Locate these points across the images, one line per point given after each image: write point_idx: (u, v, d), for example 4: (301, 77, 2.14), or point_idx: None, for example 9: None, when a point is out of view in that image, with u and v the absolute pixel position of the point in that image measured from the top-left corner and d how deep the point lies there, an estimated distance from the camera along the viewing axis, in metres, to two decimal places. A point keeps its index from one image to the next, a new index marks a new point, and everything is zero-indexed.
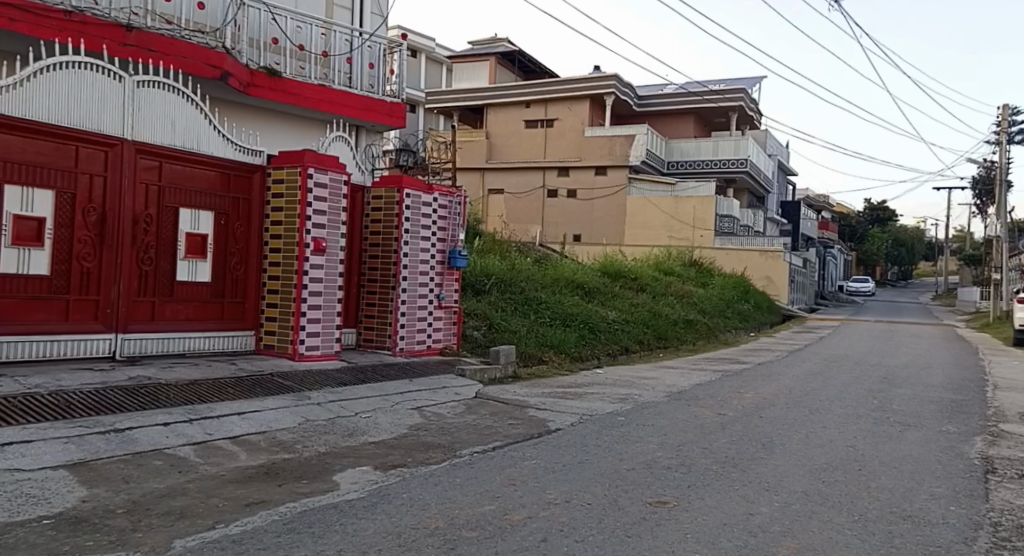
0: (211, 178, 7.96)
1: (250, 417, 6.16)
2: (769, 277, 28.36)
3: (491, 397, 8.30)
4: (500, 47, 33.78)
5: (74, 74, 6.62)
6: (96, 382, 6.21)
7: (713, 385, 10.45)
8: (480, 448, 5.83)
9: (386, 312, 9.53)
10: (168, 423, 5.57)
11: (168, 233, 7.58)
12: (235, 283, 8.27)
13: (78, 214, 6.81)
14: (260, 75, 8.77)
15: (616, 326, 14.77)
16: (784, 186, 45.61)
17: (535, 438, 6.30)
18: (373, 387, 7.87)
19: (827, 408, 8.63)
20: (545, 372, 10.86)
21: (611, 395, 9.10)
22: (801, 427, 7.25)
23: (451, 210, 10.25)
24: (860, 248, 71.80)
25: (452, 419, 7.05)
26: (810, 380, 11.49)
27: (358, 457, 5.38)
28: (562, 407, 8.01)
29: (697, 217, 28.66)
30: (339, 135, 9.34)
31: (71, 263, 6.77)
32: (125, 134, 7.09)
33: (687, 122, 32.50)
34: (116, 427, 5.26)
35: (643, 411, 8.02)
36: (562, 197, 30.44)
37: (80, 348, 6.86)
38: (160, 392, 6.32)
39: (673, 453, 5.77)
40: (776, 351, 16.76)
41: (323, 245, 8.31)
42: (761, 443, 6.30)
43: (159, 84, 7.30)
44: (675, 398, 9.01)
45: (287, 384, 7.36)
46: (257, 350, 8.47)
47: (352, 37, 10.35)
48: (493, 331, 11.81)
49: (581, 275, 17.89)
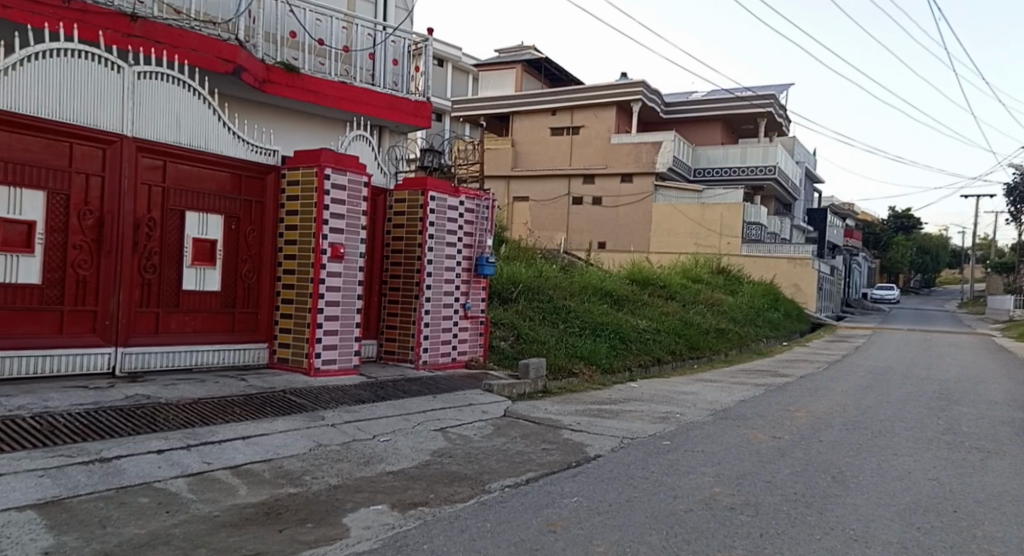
0: (221, 179, 7.39)
1: (255, 442, 5.53)
2: (798, 286, 27.37)
3: (521, 416, 7.61)
4: (527, 55, 33.35)
5: (69, 62, 6.10)
6: (87, 404, 5.63)
7: (758, 402, 9.65)
8: (513, 481, 5.14)
9: (408, 323, 8.91)
10: (162, 451, 4.99)
11: (173, 238, 7.00)
12: (247, 292, 7.67)
13: (73, 217, 6.27)
14: (277, 71, 8.23)
15: (648, 336, 14.00)
16: (810, 193, 44.64)
17: (574, 468, 5.59)
18: (395, 406, 7.21)
19: (890, 430, 7.79)
20: (577, 386, 10.13)
21: (650, 413, 8.35)
22: (870, 454, 6.45)
23: (479, 214, 9.58)
24: (886, 255, 70.28)
25: (481, 442, 6.36)
26: (860, 396, 10.63)
27: (375, 492, 4.71)
28: (599, 428, 7.28)
29: (724, 224, 27.56)
30: (359, 134, 8.60)
31: (66, 271, 6.23)
32: (125, 129, 6.54)
33: (716, 129, 31.61)
34: (101, 456, 4.69)
35: (689, 433, 7.27)
36: (587, 204, 29.72)
37: (75, 364, 6.33)
38: (159, 414, 5.71)
39: (734, 488, 5.03)
40: (815, 362, 15.84)
41: (341, 251, 7.67)
42: (833, 476, 5.53)
43: (163, 76, 6.76)
44: (721, 417, 8.26)
45: (300, 403, 6.72)
46: (271, 364, 7.87)
47: (376, 31, 9.67)
48: (520, 342, 11.12)
49: (609, 282, 17.20)
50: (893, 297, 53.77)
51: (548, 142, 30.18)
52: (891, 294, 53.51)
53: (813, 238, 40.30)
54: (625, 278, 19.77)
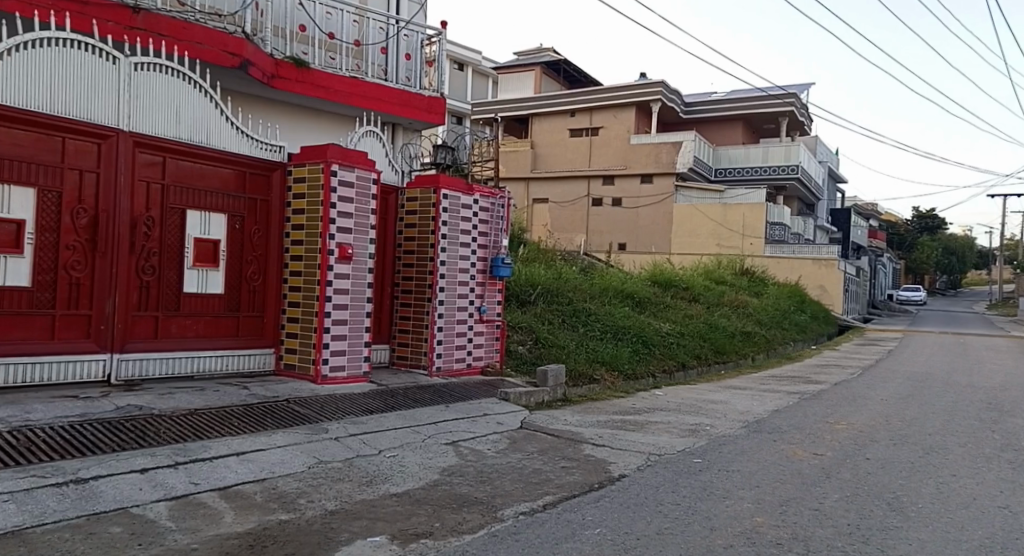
0: (225, 176, 6.86)
1: (250, 459, 4.99)
2: (823, 286, 26.59)
3: (539, 428, 7.11)
4: (545, 57, 32.91)
5: (60, 52, 5.64)
6: (73, 416, 5.10)
7: (793, 412, 9.07)
8: (528, 506, 4.71)
9: (421, 328, 8.44)
10: (145, 470, 4.47)
11: (173, 238, 6.50)
12: (251, 295, 7.15)
13: (66, 215, 5.81)
14: (286, 66, 7.80)
15: (671, 339, 13.40)
16: (833, 194, 43.69)
17: (597, 492, 5.13)
18: (404, 416, 6.71)
19: (941, 447, 7.22)
20: (598, 394, 9.59)
21: (679, 425, 7.81)
22: (922, 481, 5.91)
23: (494, 213, 9.09)
24: (912, 256, 68.86)
25: (495, 459, 5.87)
26: (904, 406, 9.97)
27: (375, 520, 4.27)
28: (623, 442, 6.76)
29: (747, 225, 26.85)
30: (369, 129, 8.12)
31: (57, 272, 5.77)
32: (120, 123, 6.05)
33: (735, 129, 30.84)
34: (77, 477, 4.21)
35: (721, 450, 6.75)
36: (607, 205, 29.12)
37: (67, 372, 5.85)
38: (150, 427, 5.16)
39: (786, 526, 4.65)
40: (846, 367, 15.18)
41: (349, 252, 7.15)
42: (886, 513, 5.02)
43: (161, 68, 6.27)
44: (755, 431, 7.70)
45: (303, 414, 6.17)
46: (277, 371, 7.35)
47: (388, 24, 9.18)
48: (539, 347, 10.62)
49: (631, 285, 16.63)
50: (920, 299, 52.31)
51: (568, 144, 29.62)
52: (917, 296, 52.28)
53: (836, 239, 39.31)
54: (646, 280, 19.20)
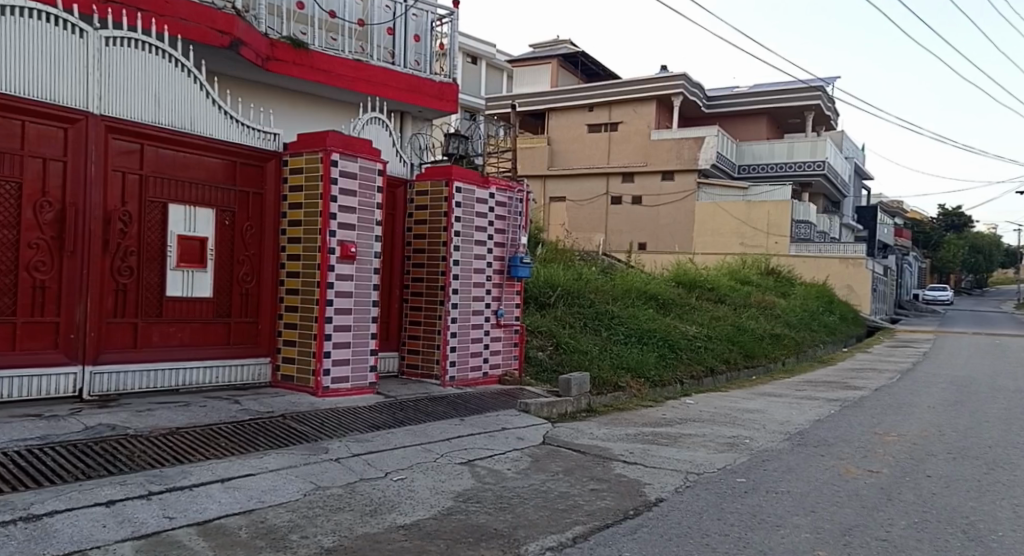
0: (212, 167, 6.31)
1: (235, 487, 4.41)
2: (851, 286, 25.88)
3: (563, 444, 6.46)
4: (562, 51, 32.21)
5: (19, 23, 5.11)
6: (35, 439, 4.55)
7: (838, 422, 8.32)
8: (556, 540, 4.08)
9: (432, 333, 7.86)
10: (111, 503, 3.91)
11: (153, 236, 5.97)
12: (244, 298, 6.59)
13: (28, 210, 5.28)
14: (283, 48, 7.25)
15: (698, 343, 12.68)
16: (859, 191, 42.57)
17: (633, 521, 4.48)
18: (415, 432, 6.10)
19: (1009, 461, 6.47)
20: (624, 403, 8.93)
21: (715, 439, 7.12)
22: (1000, 504, 5.19)
23: (511, 208, 8.48)
24: (940, 255, 67.15)
25: (515, 481, 5.24)
26: (957, 415, 9.16)
27: None
28: (656, 459, 6.11)
29: (772, 223, 26.03)
30: (374, 117, 7.52)
31: (18, 274, 5.24)
32: (90, 105, 5.51)
33: (759, 124, 30.00)
34: (28, 514, 3.65)
35: (765, 468, 6.05)
36: (627, 204, 28.38)
37: (34, 388, 5.32)
38: (122, 449, 4.61)
39: None
40: (885, 371, 14.33)
41: (352, 250, 6.57)
42: (968, 546, 4.30)
43: (137, 43, 5.74)
44: (800, 445, 6.98)
45: (300, 431, 5.60)
46: (274, 382, 6.78)
47: (394, 3, 8.57)
48: (560, 353, 9.98)
49: (653, 285, 15.92)
50: (948, 299, 50.75)
51: (586, 140, 28.91)
52: (946, 296, 50.83)
53: (863, 237, 38.18)
54: (669, 280, 18.47)
